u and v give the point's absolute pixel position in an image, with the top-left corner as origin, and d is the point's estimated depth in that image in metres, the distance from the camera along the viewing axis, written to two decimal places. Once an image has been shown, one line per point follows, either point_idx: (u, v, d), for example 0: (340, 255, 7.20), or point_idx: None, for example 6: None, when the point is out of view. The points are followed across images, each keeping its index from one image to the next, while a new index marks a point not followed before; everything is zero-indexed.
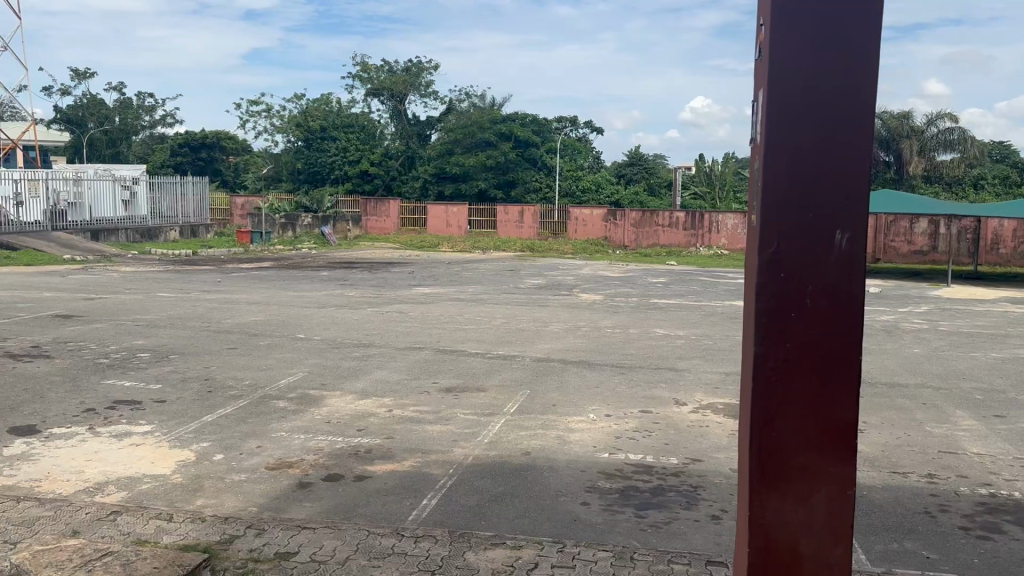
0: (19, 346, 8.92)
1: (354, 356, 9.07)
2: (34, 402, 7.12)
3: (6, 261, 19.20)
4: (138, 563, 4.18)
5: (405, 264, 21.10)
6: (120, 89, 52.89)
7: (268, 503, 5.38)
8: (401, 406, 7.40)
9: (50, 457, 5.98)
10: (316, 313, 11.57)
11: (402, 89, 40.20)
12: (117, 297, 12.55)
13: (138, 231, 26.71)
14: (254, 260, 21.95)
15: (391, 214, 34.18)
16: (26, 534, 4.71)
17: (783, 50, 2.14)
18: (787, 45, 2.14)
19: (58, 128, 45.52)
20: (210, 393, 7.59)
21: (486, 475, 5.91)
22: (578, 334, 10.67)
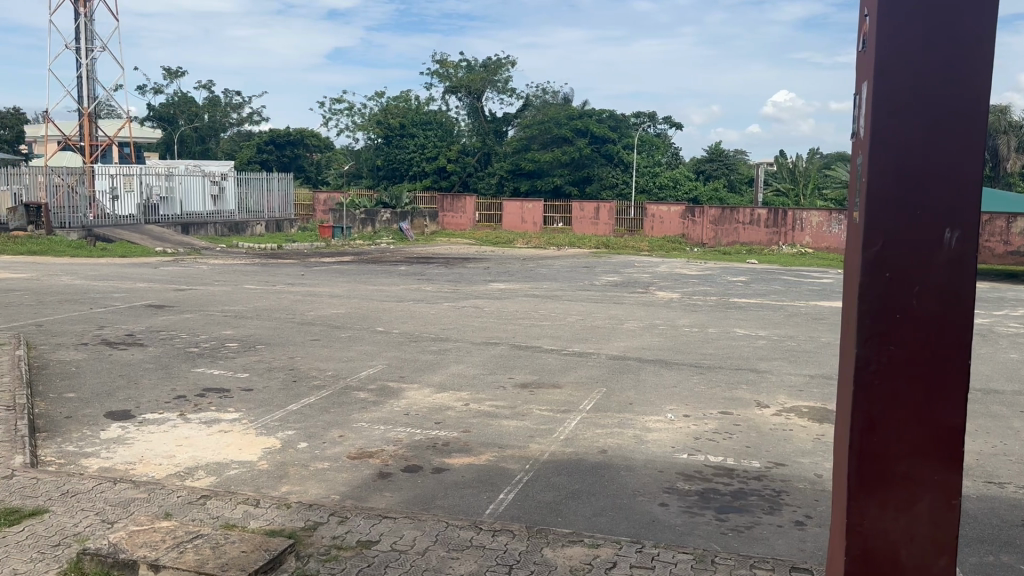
0: (116, 334, 9.35)
1: (432, 349, 9.18)
2: (130, 387, 7.45)
3: (104, 253, 20.15)
4: (227, 547, 4.35)
5: (481, 260, 21.29)
6: (208, 87, 55.06)
7: (350, 491, 5.50)
8: (478, 400, 7.45)
9: (144, 441, 6.24)
10: (395, 307, 11.77)
11: (479, 86, 40.61)
12: (206, 289, 13.01)
13: (226, 225, 27.83)
14: (336, 254, 22.45)
15: (467, 210, 34.40)
16: (122, 513, 4.94)
17: (889, 42, 2.04)
18: (895, 39, 2.04)
19: (151, 125, 47.73)
20: (294, 382, 7.81)
21: (562, 472, 5.90)
22: (656, 333, 10.55)
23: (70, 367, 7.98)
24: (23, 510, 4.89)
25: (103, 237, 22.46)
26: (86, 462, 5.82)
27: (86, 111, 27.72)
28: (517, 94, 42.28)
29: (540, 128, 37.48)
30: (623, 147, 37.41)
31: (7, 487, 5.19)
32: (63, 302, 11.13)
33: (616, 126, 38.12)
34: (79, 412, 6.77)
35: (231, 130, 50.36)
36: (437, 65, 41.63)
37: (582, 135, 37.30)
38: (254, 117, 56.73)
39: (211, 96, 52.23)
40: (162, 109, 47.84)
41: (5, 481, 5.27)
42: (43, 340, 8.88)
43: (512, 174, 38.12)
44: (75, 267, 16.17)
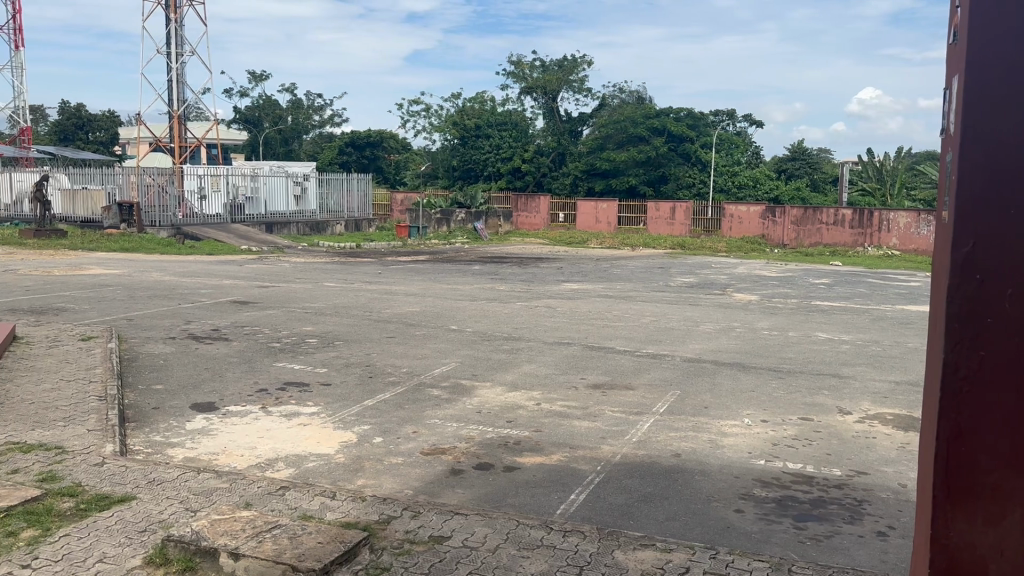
0: (203, 328, 9.74)
1: (504, 348, 9.22)
2: (214, 380, 7.75)
3: (192, 250, 21.06)
4: (304, 537, 4.49)
5: (554, 260, 21.27)
6: (292, 90, 56.94)
7: (423, 486, 5.58)
8: (550, 400, 7.45)
9: (227, 432, 6.48)
10: (469, 306, 11.86)
11: (555, 87, 40.66)
12: (286, 286, 13.43)
13: (307, 225, 28.63)
14: (411, 253, 22.87)
15: (540, 209, 34.40)
16: (205, 502, 5.14)
17: (983, 21, 1.84)
18: (993, 11, 1.83)
19: (238, 128, 49.59)
20: (371, 377, 7.98)
21: (635, 475, 5.84)
22: (733, 336, 10.33)
23: (159, 360, 8.36)
24: (112, 496, 5.15)
25: (190, 235, 23.40)
26: (172, 452, 6.08)
27: (176, 114, 29.03)
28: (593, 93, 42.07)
29: (615, 127, 37.19)
30: (701, 146, 36.69)
31: (99, 474, 5.47)
32: (153, 297, 11.69)
33: (695, 124, 37.38)
34: (166, 403, 7.09)
35: (314, 132, 51.89)
36: (514, 66, 41.87)
37: (659, 134, 36.78)
38: (335, 119, 58.28)
39: (294, 99, 53.88)
40: (249, 112, 49.75)
41: (97, 467, 5.55)
42: (134, 334, 9.34)
43: (587, 174, 37.99)
44: (166, 263, 16.98)
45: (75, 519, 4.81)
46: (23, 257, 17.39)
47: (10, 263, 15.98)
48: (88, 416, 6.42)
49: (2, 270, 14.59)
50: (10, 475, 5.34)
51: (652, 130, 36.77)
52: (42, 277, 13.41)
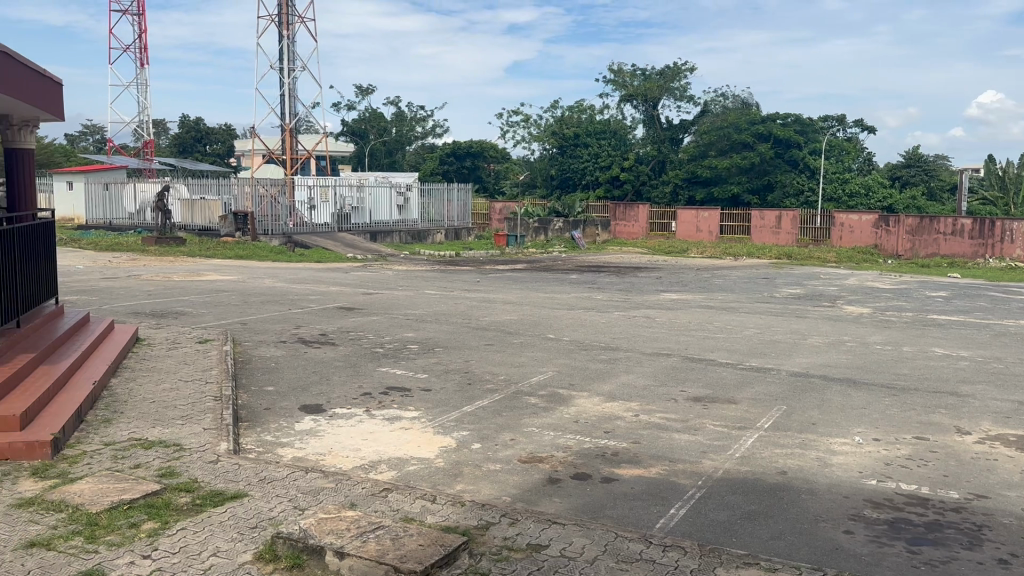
0: (310, 333, 10.11)
1: (602, 358, 9.16)
2: (321, 383, 8.02)
3: (301, 258, 21.90)
4: (406, 539, 4.59)
5: (653, 269, 21.02)
6: (396, 103, 58.80)
7: (520, 494, 5.61)
8: (649, 411, 7.34)
9: (333, 434, 6.70)
10: (566, 315, 11.85)
11: (656, 94, 40.34)
12: (390, 293, 13.80)
13: (410, 234, 29.41)
14: (509, 262, 23.07)
15: (640, 218, 34.28)
16: (313, 501, 5.33)
17: None
18: None
19: (345, 140, 51.56)
20: (469, 384, 8.07)
21: (737, 492, 5.68)
22: (843, 350, 9.91)
23: (271, 362, 8.73)
24: (226, 493, 5.41)
25: (300, 243, 24.44)
26: (281, 451, 6.34)
27: (288, 128, 30.40)
28: (696, 100, 41.52)
29: (718, 134, 36.29)
30: (810, 152, 35.55)
31: (214, 471, 5.75)
32: (265, 303, 12.23)
33: (803, 130, 36.51)
34: (277, 404, 7.39)
35: (417, 143, 53.29)
36: (614, 75, 41.87)
37: (764, 139, 35.70)
38: (437, 130, 59.76)
39: (397, 113, 55.57)
40: (357, 125, 51.77)
41: (212, 464, 5.84)
42: (247, 337, 9.78)
43: (687, 183, 37.38)
44: (278, 270, 17.79)
45: (191, 514, 5.07)
46: (149, 263, 18.56)
47: (138, 268, 17.10)
48: (204, 416, 6.76)
49: (130, 275, 15.60)
50: (133, 470, 5.69)
51: (757, 136, 35.73)
52: (165, 283, 14.24)
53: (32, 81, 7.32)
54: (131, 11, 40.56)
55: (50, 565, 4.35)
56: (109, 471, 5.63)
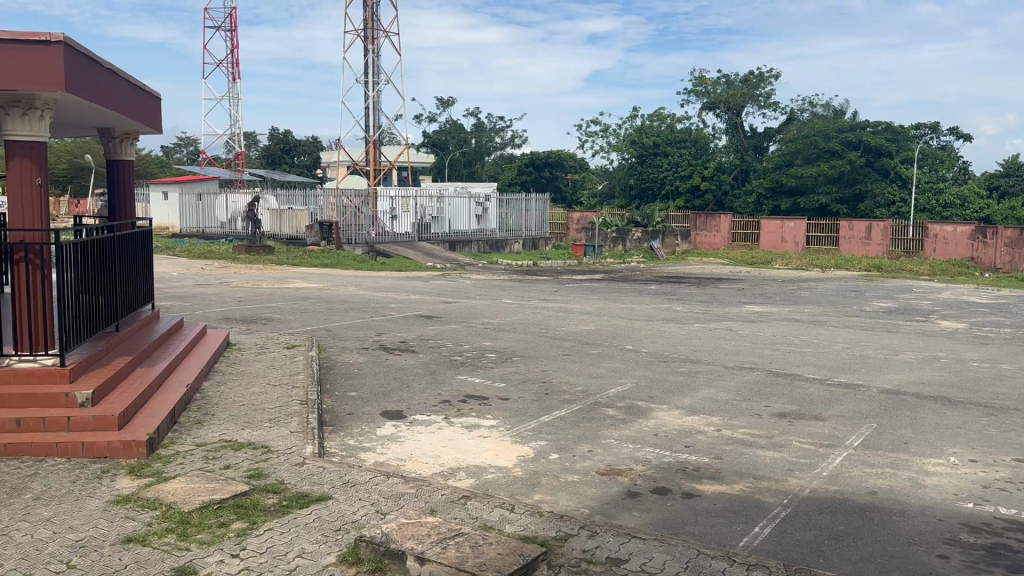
0: (392, 340, 10.28)
1: (682, 371, 9.01)
2: (402, 390, 8.14)
3: (383, 266, 22.36)
4: (485, 547, 4.60)
5: (735, 280, 20.60)
6: (475, 114, 59.67)
7: (600, 506, 5.55)
8: (731, 426, 7.18)
9: (413, 440, 6.79)
10: (645, 326, 11.72)
11: (739, 101, 39.74)
12: (469, 301, 13.92)
13: (488, 243, 29.65)
14: (586, 272, 23.00)
15: (721, 229, 33.44)
16: (394, 506, 5.41)
17: None
18: None
19: (426, 151, 52.55)
20: (547, 395, 8.05)
21: (825, 510, 5.49)
22: (936, 366, 9.49)
23: (354, 368, 8.92)
24: (311, 495, 5.54)
25: (382, 252, 25.01)
26: (364, 455, 6.46)
27: (372, 139, 31.14)
28: (781, 108, 40.74)
29: (805, 142, 35.36)
30: (901, 161, 34.28)
31: (300, 473, 5.91)
32: (348, 310, 12.51)
33: (895, 138, 35.01)
34: (360, 409, 7.54)
35: (495, 154, 53.83)
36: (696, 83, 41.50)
37: (854, 148, 34.46)
38: (515, 141, 60.25)
39: (477, 124, 56.38)
40: (437, 136, 52.70)
41: (298, 467, 6.00)
42: (331, 343, 10.03)
43: (772, 192, 36.53)
44: (362, 278, 18.24)
45: (278, 514, 5.22)
46: (240, 271, 19.27)
47: (230, 275, 17.79)
48: (291, 419, 6.95)
49: (222, 282, 16.25)
50: (224, 470, 5.88)
51: (846, 144, 34.44)
52: (254, 290, 14.74)
53: (132, 96, 7.69)
54: (224, 29, 42.37)
55: (146, 560, 4.53)
56: (201, 471, 5.84)
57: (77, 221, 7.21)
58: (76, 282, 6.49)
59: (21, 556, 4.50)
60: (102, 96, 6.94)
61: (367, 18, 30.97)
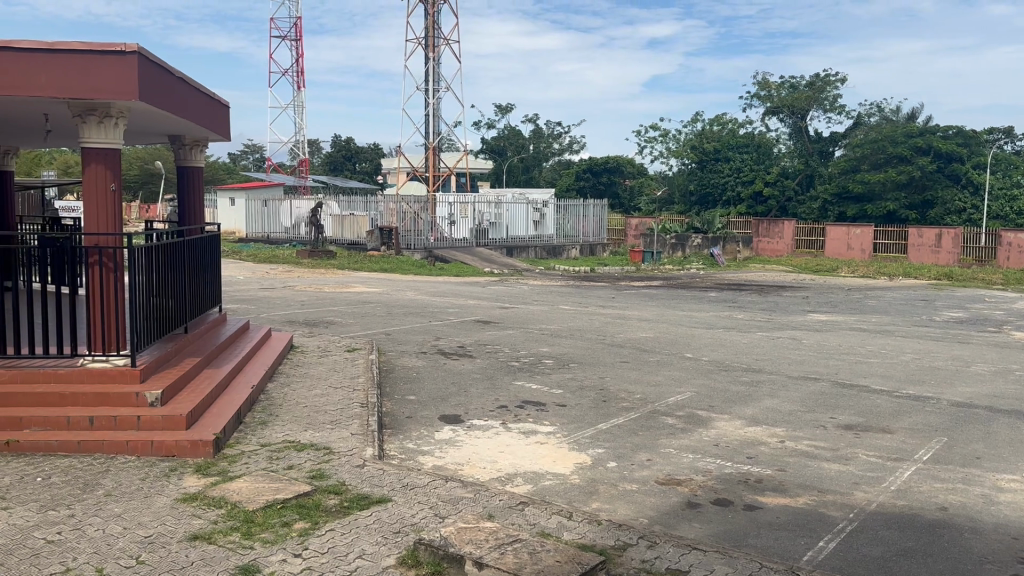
0: (450, 345, 10.36)
1: (744, 380, 8.84)
2: (460, 395, 8.18)
3: (441, 271, 22.60)
4: (543, 554, 4.58)
5: (799, 288, 20.19)
6: (534, 121, 59.96)
7: (659, 516, 5.49)
8: (795, 438, 7.02)
9: (471, 445, 6.82)
10: (705, 334, 11.56)
11: (804, 106, 39.11)
12: (526, 307, 13.95)
13: (545, 249, 29.63)
14: (645, 278, 22.82)
15: (784, 235, 32.79)
16: (452, 509, 5.45)
17: None
18: None
19: (484, 157, 52.99)
20: (605, 402, 7.99)
21: (892, 526, 5.32)
22: (1012, 379, 9.12)
23: (413, 372, 9.01)
24: (371, 497, 5.61)
25: (441, 257, 25.27)
26: (422, 459, 6.52)
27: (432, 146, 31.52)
28: (847, 112, 39.92)
29: (872, 147, 34.55)
30: (973, 166, 33.10)
31: (360, 474, 6.00)
32: (407, 314, 12.67)
33: (966, 143, 33.77)
34: (418, 413, 7.61)
35: (553, 160, 53.88)
36: (759, 88, 41.08)
37: (924, 153, 33.45)
38: (573, 147, 60.30)
39: (535, 130, 56.66)
40: (495, 143, 53.07)
41: (359, 468, 6.09)
42: (391, 347, 10.16)
43: (837, 198, 35.77)
44: (422, 283, 18.46)
45: (339, 515, 5.29)
46: (303, 275, 19.71)
47: (294, 279, 18.20)
48: (352, 421, 7.05)
49: (285, 285, 16.61)
50: (288, 471, 6.00)
51: (915, 149, 33.52)
52: (316, 294, 15.03)
53: (202, 103, 7.89)
54: (289, 38, 43.47)
55: (211, 558, 4.64)
56: (266, 470, 5.97)
57: (148, 226, 7.44)
58: (146, 285, 6.69)
59: (94, 550, 4.66)
60: (172, 103, 7.15)
61: (428, 26, 31.38)
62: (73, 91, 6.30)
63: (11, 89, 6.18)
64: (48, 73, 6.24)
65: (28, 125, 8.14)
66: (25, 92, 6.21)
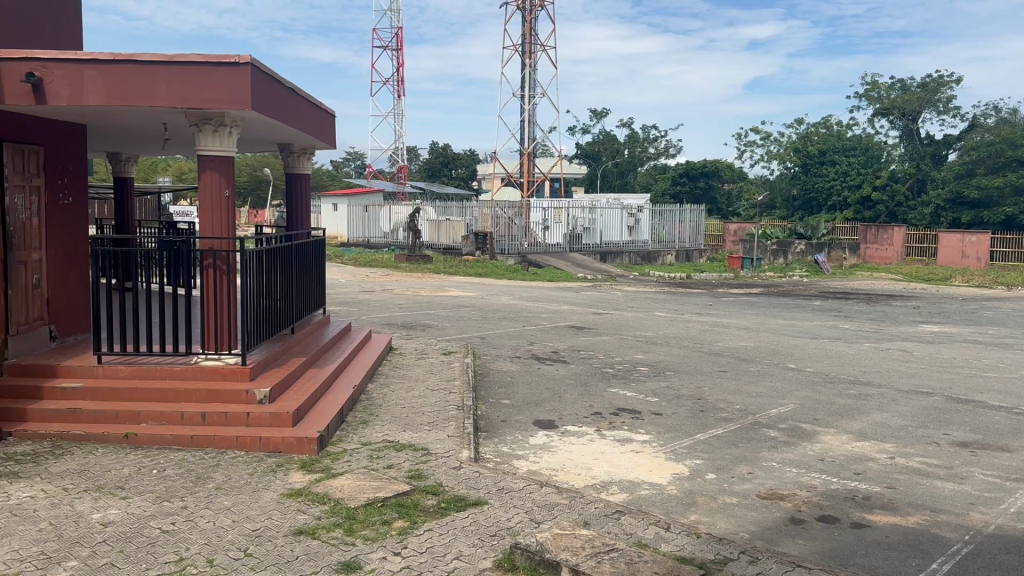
0: (543, 350, 10.38)
1: (850, 393, 8.52)
2: (554, 400, 8.19)
3: (535, 276, 22.72)
4: (640, 564, 4.51)
5: (910, 298, 19.28)
6: (628, 125, 59.59)
7: (760, 532, 5.35)
8: (906, 454, 6.72)
9: (566, 451, 6.82)
10: (808, 344, 11.20)
11: (915, 107, 37.37)
12: (621, 313, 13.85)
13: (639, 255, 29.23)
14: (744, 285, 22.31)
15: (894, 242, 31.52)
16: (548, 515, 5.45)
17: None
18: None
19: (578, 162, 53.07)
20: (702, 412, 7.85)
21: (1013, 551, 5.02)
22: None
23: (507, 376, 9.07)
24: (467, 499, 5.67)
25: (534, 262, 25.42)
26: (517, 463, 6.55)
27: (527, 152, 31.73)
28: (961, 114, 38.07)
29: (988, 150, 32.78)
30: None
31: (457, 476, 6.07)
32: (502, 319, 12.75)
33: None
34: (513, 417, 7.65)
35: (648, 164, 53.40)
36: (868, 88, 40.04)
37: None
38: (669, 152, 59.62)
39: (630, 135, 56.33)
40: (591, 148, 53.07)
41: (455, 471, 6.16)
42: (486, 351, 10.25)
43: (951, 204, 33.92)
44: (519, 288, 18.58)
45: (436, 516, 5.37)
46: (402, 279, 20.15)
47: (394, 283, 18.63)
48: (448, 424, 7.15)
49: (385, 288, 17.02)
50: (387, 469, 6.14)
51: None
52: (414, 297, 15.31)
53: (310, 113, 8.18)
54: (390, 48, 44.69)
55: (315, 553, 4.79)
56: (366, 469, 6.13)
57: (257, 230, 7.73)
58: (255, 288, 6.95)
59: (205, 542, 4.87)
60: (281, 113, 7.43)
61: (525, 32, 31.61)
62: (189, 102, 6.62)
63: (134, 101, 6.57)
64: (166, 84, 6.59)
65: (149, 135, 8.61)
66: (147, 102, 6.57)
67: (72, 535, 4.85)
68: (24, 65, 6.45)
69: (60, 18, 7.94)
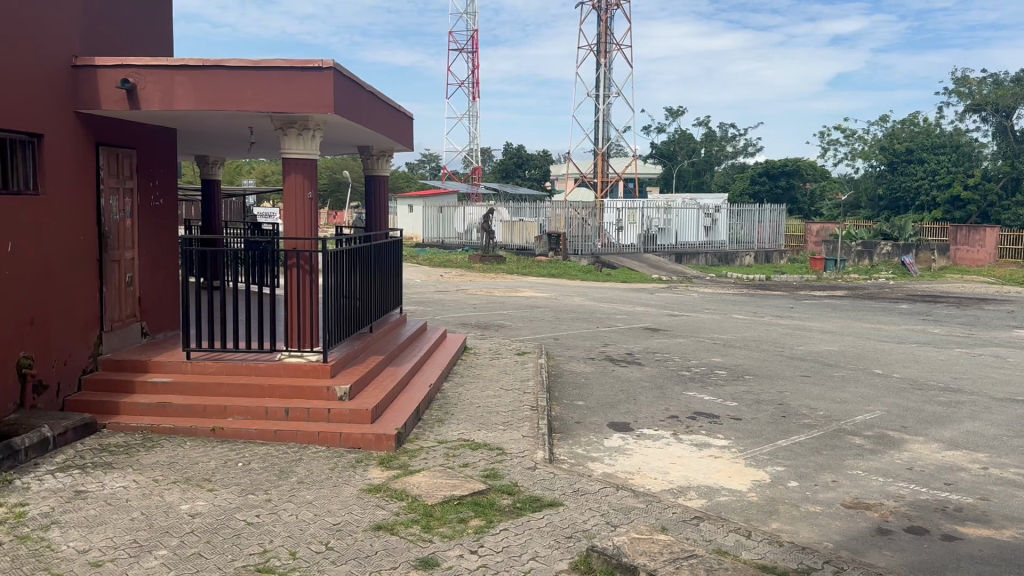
0: (618, 352, 10.32)
1: (941, 401, 8.22)
2: (630, 402, 8.14)
3: (610, 277, 22.64)
4: (721, 571, 4.44)
5: (1007, 302, 18.40)
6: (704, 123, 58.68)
7: (846, 541, 5.20)
8: (1000, 465, 6.44)
9: (642, 453, 6.77)
10: (895, 349, 10.82)
11: (1010, 102, 35.61)
12: (699, 315, 13.67)
13: (716, 256, 28.80)
14: (829, 288, 21.73)
15: (986, 244, 30.04)
16: (625, 519, 5.41)
17: None
18: None
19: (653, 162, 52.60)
20: (784, 418, 7.68)
21: None
22: None
23: (581, 378, 9.05)
24: (543, 500, 5.68)
25: (607, 263, 25.35)
26: (593, 465, 6.53)
27: (600, 152, 31.58)
28: None
29: None
30: None
31: (533, 477, 6.09)
32: (577, 320, 12.73)
33: None
34: (588, 419, 7.63)
35: (724, 164, 52.59)
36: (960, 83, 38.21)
37: None
38: (746, 151, 58.50)
39: (706, 134, 55.52)
40: (666, 147, 52.57)
41: (531, 471, 6.18)
42: (560, 352, 10.26)
43: None
44: (596, 289, 18.54)
45: (512, 516, 5.40)
46: (477, 279, 20.32)
47: (469, 283, 18.83)
48: (523, 424, 7.18)
49: (461, 289, 17.20)
50: (463, 467, 6.20)
51: None
52: (489, 297, 15.41)
53: (388, 116, 8.31)
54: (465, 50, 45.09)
55: (393, 548, 4.87)
56: (443, 466, 6.20)
57: (337, 231, 7.90)
58: (336, 288, 7.11)
59: (287, 534, 5.00)
60: (362, 116, 7.57)
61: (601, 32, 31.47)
62: (273, 105, 6.81)
63: (222, 105, 6.79)
64: (252, 88, 6.78)
65: (234, 138, 8.90)
66: (234, 106, 6.79)
67: (163, 525, 5.04)
68: (119, 73, 6.74)
69: (151, 25, 8.26)
